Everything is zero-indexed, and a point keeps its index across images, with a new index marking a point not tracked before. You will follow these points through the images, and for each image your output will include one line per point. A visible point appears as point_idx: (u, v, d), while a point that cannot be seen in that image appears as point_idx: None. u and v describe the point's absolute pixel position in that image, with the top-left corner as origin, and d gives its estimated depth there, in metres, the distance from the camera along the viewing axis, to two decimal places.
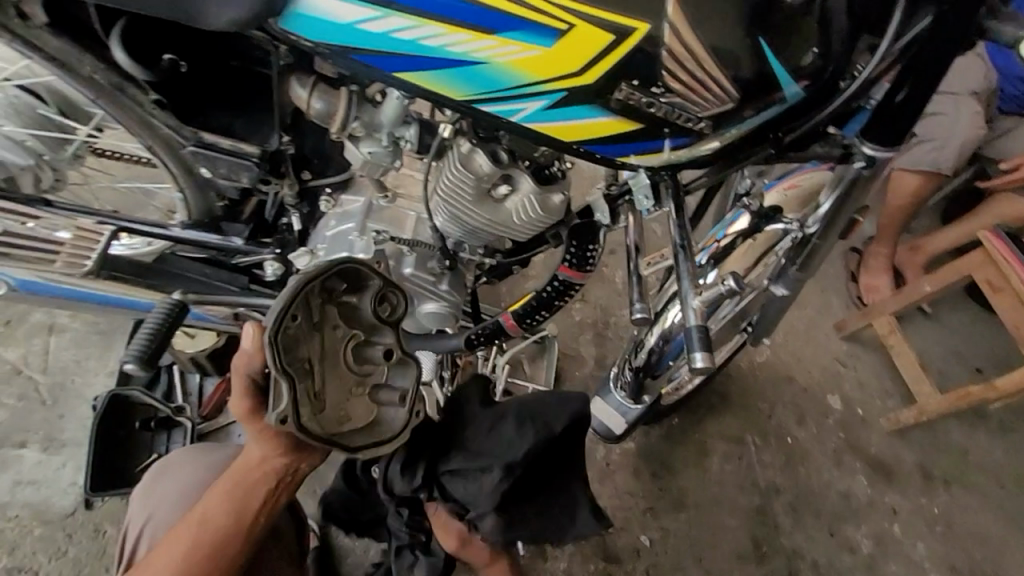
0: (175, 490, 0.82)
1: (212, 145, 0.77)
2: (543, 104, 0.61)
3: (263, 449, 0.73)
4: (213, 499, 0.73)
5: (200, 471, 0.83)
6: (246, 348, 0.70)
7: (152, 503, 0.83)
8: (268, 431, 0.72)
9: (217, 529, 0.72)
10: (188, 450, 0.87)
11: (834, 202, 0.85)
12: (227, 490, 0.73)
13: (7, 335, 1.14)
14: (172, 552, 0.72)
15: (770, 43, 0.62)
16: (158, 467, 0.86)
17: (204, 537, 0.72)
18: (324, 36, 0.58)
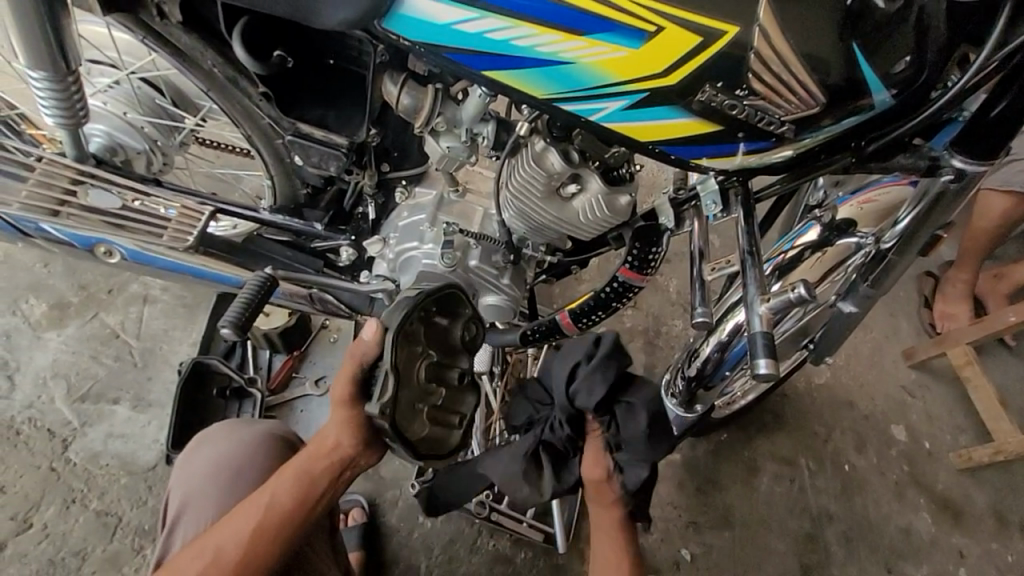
0: (210, 461, 0.88)
1: (307, 135, 0.83)
2: (624, 103, 0.63)
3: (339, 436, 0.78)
4: (284, 483, 0.77)
5: (234, 442, 0.90)
6: (366, 339, 0.74)
7: (190, 472, 0.88)
8: (355, 419, 0.78)
9: (273, 508, 0.76)
10: (223, 424, 0.93)
11: (914, 217, 0.83)
12: (296, 472, 0.78)
13: (107, 301, 1.26)
14: (237, 530, 0.75)
15: (861, 46, 0.61)
16: (196, 439, 0.92)
17: (270, 517, 0.75)
18: (424, 35, 0.62)
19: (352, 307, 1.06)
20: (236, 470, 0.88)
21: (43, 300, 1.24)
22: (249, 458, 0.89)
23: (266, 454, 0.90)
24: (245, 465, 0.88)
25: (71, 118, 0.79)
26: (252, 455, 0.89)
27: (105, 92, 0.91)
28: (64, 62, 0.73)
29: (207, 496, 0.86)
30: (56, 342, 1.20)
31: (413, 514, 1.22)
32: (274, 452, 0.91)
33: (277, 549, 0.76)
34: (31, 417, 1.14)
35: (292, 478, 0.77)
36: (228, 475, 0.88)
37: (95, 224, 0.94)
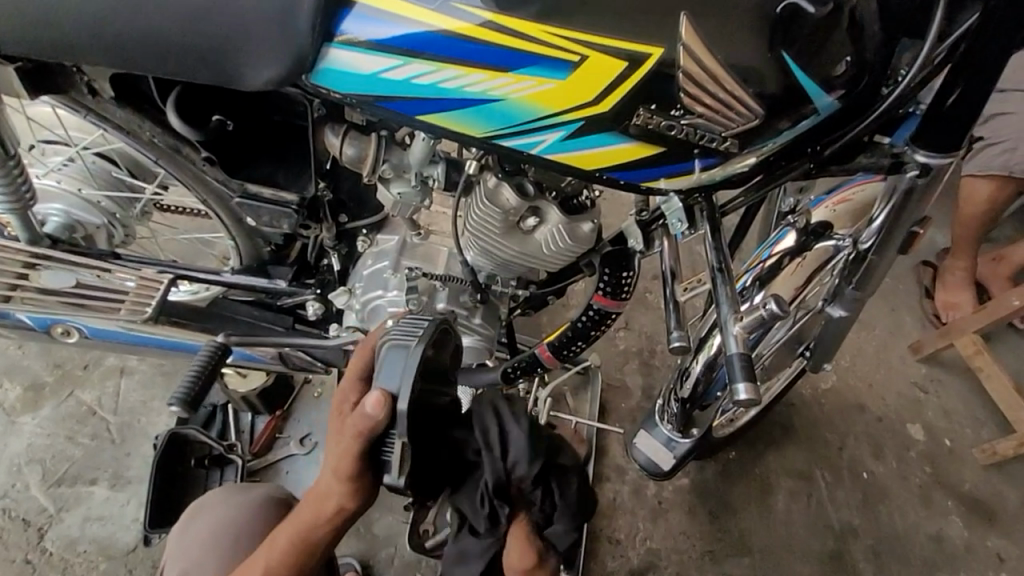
0: (208, 527, 0.84)
1: (256, 195, 0.82)
2: (561, 134, 0.61)
3: (337, 501, 0.67)
4: (277, 553, 0.69)
5: (233, 508, 0.84)
6: (370, 412, 0.63)
7: (188, 541, 0.84)
8: (359, 486, 0.66)
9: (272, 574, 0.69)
10: (216, 491, 0.88)
11: (888, 214, 0.80)
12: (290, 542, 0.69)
13: (83, 378, 1.23)
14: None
15: (793, 55, 0.60)
16: (190, 509, 0.88)
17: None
18: (351, 88, 0.61)
19: (325, 360, 1.03)
20: (237, 535, 0.82)
21: (18, 383, 1.21)
22: (248, 523, 0.84)
23: (267, 520, 0.84)
24: (244, 532, 0.83)
25: (16, 201, 0.79)
26: (253, 520, 0.84)
27: (59, 170, 0.90)
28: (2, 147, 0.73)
29: (205, 563, 0.81)
30: (30, 426, 1.17)
31: (411, 571, 1.16)
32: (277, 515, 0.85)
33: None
34: (6, 507, 1.10)
35: (284, 549, 0.69)
36: (229, 541, 0.82)
37: (52, 305, 0.92)
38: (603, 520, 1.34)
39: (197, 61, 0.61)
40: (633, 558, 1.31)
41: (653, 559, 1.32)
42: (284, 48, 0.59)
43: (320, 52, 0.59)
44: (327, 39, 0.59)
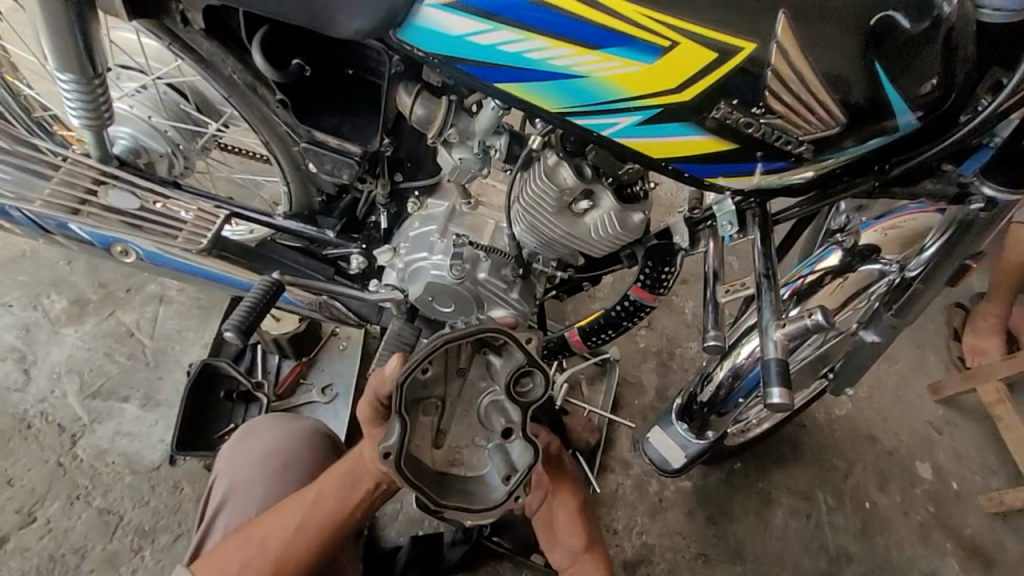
0: (259, 452, 0.87)
1: (321, 143, 0.84)
2: (637, 119, 0.62)
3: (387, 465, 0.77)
4: (329, 481, 0.77)
5: (283, 436, 0.90)
6: (387, 371, 0.75)
7: (240, 464, 0.87)
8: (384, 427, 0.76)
9: (320, 518, 0.76)
10: (270, 417, 0.92)
11: (940, 246, 0.80)
12: (339, 480, 0.77)
13: (124, 300, 1.28)
14: (282, 522, 0.75)
15: (885, 66, 0.60)
16: (241, 431, 0.91)
17: (317, 518, 0.76)
18: (436, 48, 0.62)
19: (360, 314, 1.07)
20: (287, 461, 0.87)
21: (64, 296, 1.26)
22: (296, 453, 0.89)
23: (316, 451, 0.90)
24: (293, 460, 0.88)
25: (95, 120, 0.81)
26: (302, 449, 0.89)
27: (133, 95, 0.94)
28: (91, 66, 0.76)
29: (254, 488, 0.85)
30: (72, 337, 1.22)
31: (414, 529, 1.20)
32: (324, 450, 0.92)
33: (314, 548, 0.75)
34: (42, 411, 1.15)
35: (337, 477, 0.77)
36: (278, 467, 0.87)
37: (111, 224, 0.95)
38: (603, 509, 1.37)
39: (293, 3, 0.62)
40: (627, 549, 1.33)
41: (646, 553, 1.34)
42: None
43: (413, 8, 0.60)
44: None
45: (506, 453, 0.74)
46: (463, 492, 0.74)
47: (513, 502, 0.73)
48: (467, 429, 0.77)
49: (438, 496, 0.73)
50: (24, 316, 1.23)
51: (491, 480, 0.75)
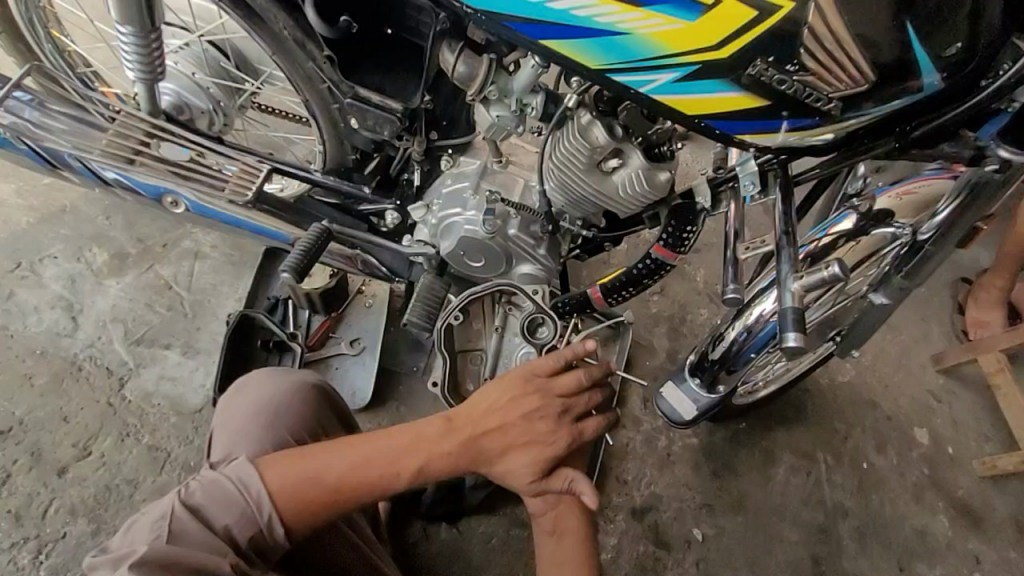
0: (247, 408, 0.86)
1: (364, 99, 0.87)
2: (674, 76, 0.65)
3: (510, 466, 0.80)
4: (452, 445, 0.77)
5: (268, 392, 0.87)
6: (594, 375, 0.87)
7: (232, 421, 0.85)
8: (544, 408, 0.81)
9: (393, 472, 0.73)
10: (253, 374, 0.91)
11: (953, 209, 0.84)
12: (466, 438, 0.78)
13: (162, 255, 1.33)
14: (350, 458, 0.72)
15: (916, 27, 0.62)
16: (229, 393, 0.90)
17: (403, 482, 0.74)
18: (484, 4, 0.66)
19: (391, 269, 1.12)
20: (273, 415, 0.85)
21: (105, 250, 1.32)
22: (281, 405, 0.86)
23: (302, 404, 0.88)
24: (279, 412, 0.85)
25: (149, 73, 0.85)
26: (285, 404, 0.86)
27: (177, 53, 0.98)
28: (150, 19, 0.79)
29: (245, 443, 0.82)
30: (115, 289, 1.28)
31: None
32: (310, 402, 0.89)
33: (369, 493, 0.72)
34: (91, 356, 1.22)
35: (469, 433, 0.78)
36: (264, 420, 0.84)
37: (163, 174, 0.98)
38: (614, 461, 1.44)
39: None
40: (635, 498, 1.41)
41: (654, 502, 1.42)
42: None
43: None
44: None
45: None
46: None
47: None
48: None
49: None
50: (68, 267, 1.29)
51: None
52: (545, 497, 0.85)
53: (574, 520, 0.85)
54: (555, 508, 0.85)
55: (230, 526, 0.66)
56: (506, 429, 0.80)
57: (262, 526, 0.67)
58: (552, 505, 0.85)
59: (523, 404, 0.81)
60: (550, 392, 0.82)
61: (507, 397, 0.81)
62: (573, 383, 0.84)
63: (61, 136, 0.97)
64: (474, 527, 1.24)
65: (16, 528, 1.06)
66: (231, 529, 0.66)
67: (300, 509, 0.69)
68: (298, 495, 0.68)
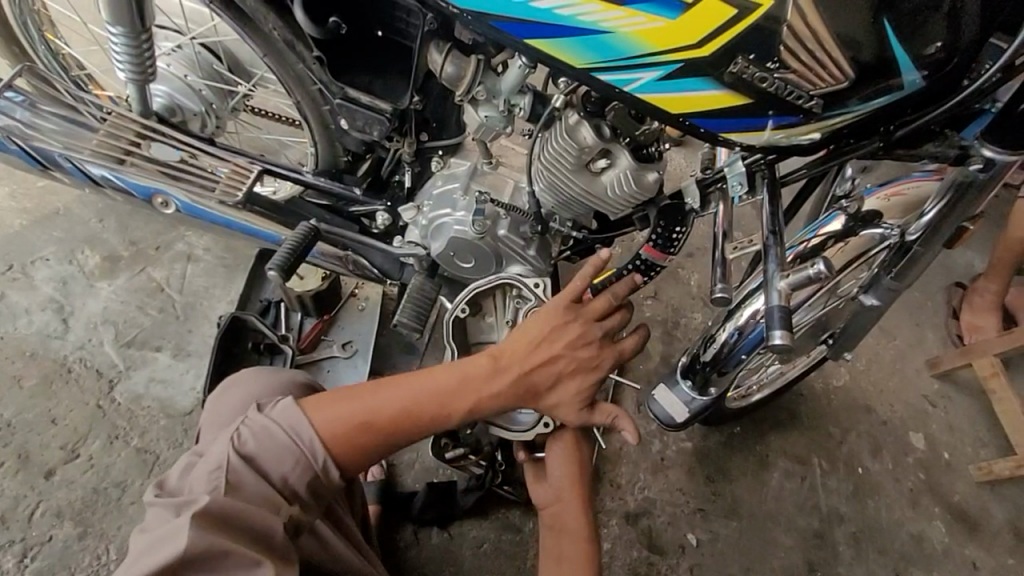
0: (241, 399, 0.87)
1: (354, 99, 0.88)
2: (657, 74, 0.66)
3: (560, 396, 0.90)
4: (501, 380, 0.85)
5: (259, 386, 0.88)
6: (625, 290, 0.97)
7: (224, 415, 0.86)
8: (583, 333, 0.90)
9: (445, 412, 0.82)
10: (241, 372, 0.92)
11: (939, 211, 0.85)
12: (512, 376, 0.86)
13: (154, 257, 1.33)
14: (401, 399, 0.80)
15: (894, 25, 0.63)
16: (220, 389, 0.91)
17: (455, 416, 0.83)
18: (469, 4, 0.67)
19: (382, 269, 1.11)
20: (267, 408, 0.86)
21: (97, 252, 1.32)
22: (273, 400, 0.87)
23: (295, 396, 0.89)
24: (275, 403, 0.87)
25: (140, 74, 0.86)
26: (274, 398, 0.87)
27: (169, 55, 0.99)
28: (141, 20, 0.80)
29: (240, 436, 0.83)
30: (107, 291, 1.28)
31: (428, 477, 1.27)
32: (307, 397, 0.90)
33: (425, 429, 0.81)
34: (81, 358, 1.21)
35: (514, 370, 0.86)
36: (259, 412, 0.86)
37: (155, 175, 0.99)
38: (607, 465, 1.43)
39: None
40: (629, 502, 1.41)
41: (648, 506, 1.41)
42: None
43: None
44: None
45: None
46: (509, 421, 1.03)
47: (542, 427, 1.02)
48: None
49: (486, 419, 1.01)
50: (60, 269, 1.29)
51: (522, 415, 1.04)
52: (549, 493, 1.02)
53: (573, 521, 0.98)
54: (554, 506, 1.00)
55: (287, 475, 0.71)
56: (547, 365, 0.88)
57: (318, 470, 0.73)
58: (557, 501, 1.01)
59: (565, 333, 0.89)
60: (583, 325, 0.90)
61: (546, 329, 0.88)
62: (605, 310, 0.92)
63: (50, 136, 0.98)
64: (466, 531, 1.23)
65: (3, 530, 1.05)
66: (287, 478, 0.70)
67: (360, 450, 0.76)
68: (356, 435, 0.75)
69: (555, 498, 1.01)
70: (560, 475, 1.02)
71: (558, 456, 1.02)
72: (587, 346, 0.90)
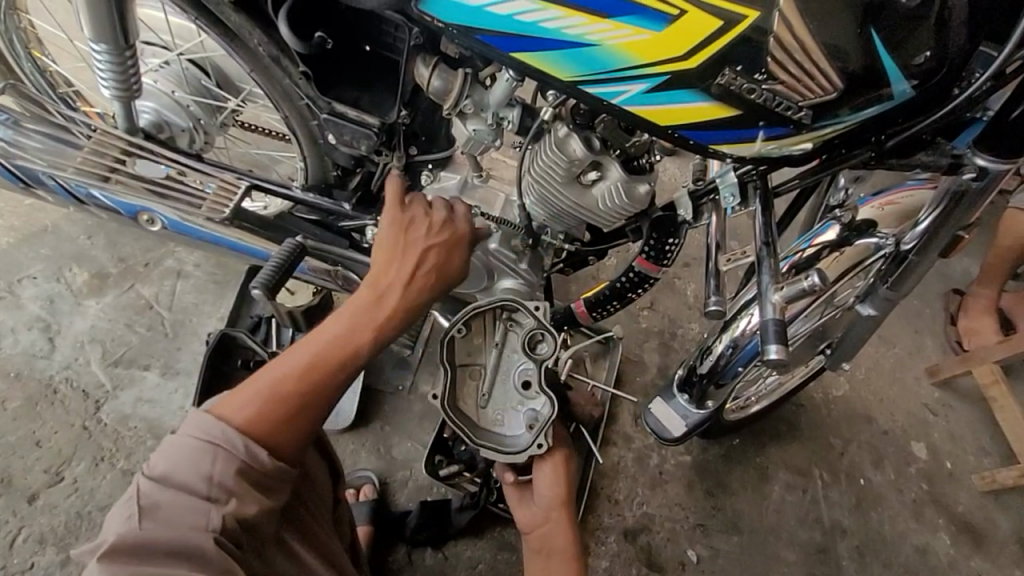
0: None
1: (341, 114, 0.87)
2: (644, 87, 0.65)
3: (433, 277, 0.86)
4: (366, 302, 0.81)
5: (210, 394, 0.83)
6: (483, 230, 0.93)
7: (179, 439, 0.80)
8: (433, 233, 0.87)
9: (339, 341, 0.78)
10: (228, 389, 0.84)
11: (933, 220, 0.84)
12: (375, 296, 0.82)
13: (143, 274, 1.32)
14: (295, 358, 0.76)
15: (883, 36, 0.62)
16: None
17: (356, 352, 0.78)
18: (455, 17, 0.66)
19: None
20: None
21: (85, 269, 1.30)
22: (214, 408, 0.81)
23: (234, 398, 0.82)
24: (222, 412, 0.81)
25: (125, 91, 0.85)
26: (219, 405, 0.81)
27: (156, 71, 0.98)
28: (124, 37, 0.80)
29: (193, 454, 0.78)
30: (95, 309, 1.27)
31: (422, 496, 1.24)
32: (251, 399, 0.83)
33: (332, 373, 0.76)
34: (67, 377, 1.19)
35: (377, 287, 0.82)
36: None
37: (139, 192, 0.99)
38: (604, 480, 1.41)
39: None
40: (627, 518, 1.38)
41: (647, 522, 1.38)
42: None
43: None
44: None
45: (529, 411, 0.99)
46: (499, 439, 0.97)
47: (535, 448, 0.96)
48: (506, 388, 1.00)
49: (474, 434, 0.96)
50: (47, 288, 1.27)
51: (516, 433, 0.98)
52: (537, 513, 0.98)
53: (562, 542, 0.93)
54: (543, 527, 0.96)
55: (214, 473, 0.65)
56: (405, 268, 0.84)
57: (244, 458, 0.67)
58: (546, 520, 0.96)
59: (415, 237, 0.86)
60: (437, 216, 0.88)
61: (396, 240, 0.85)
62: (464, 213, 0.91)
63: (33, 154, 0.98)
64: (460, 551, 1.20)
65: None
66: (211, 477, 0.65)
67: (279, 420, 0.71)
68: (269, 411, 0.71)
69: (542, 518, 0.97)
70: (548, 496, 0.97)
71: (547, 476, 0.97)
72: (439, 235, 0.87)
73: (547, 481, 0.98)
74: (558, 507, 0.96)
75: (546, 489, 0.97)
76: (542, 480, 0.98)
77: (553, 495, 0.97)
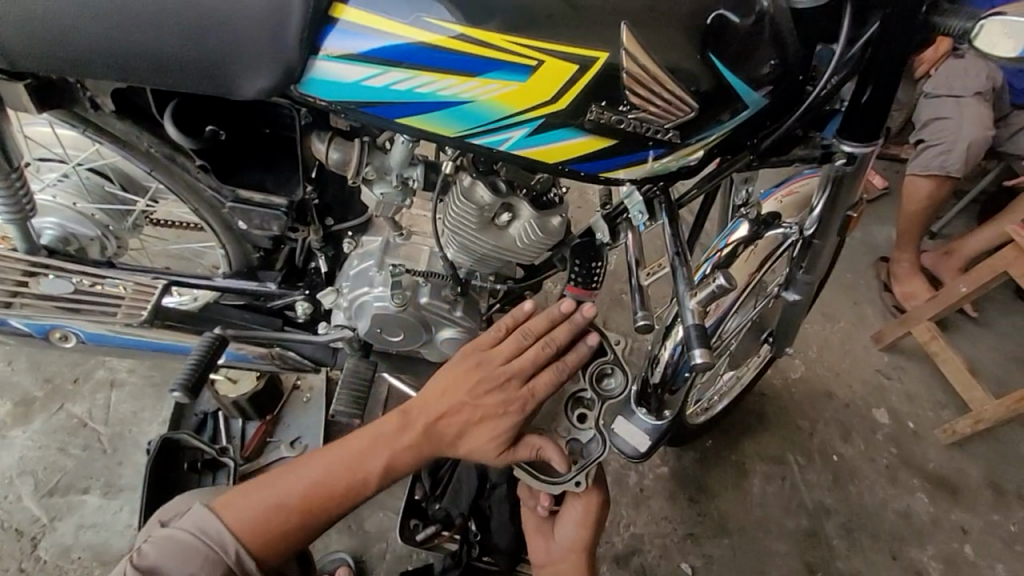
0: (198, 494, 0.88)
1: (247, 200, 0.89)
2: (525, 131, 0.69)
3: (471, 443, 0.91)
4: (397, 446, 0.87)
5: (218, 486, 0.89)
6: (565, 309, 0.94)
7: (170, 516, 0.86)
8: (477, 367, 0.91)
9: (357, 484, 0.86)
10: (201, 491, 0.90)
11: (826, 202, 0.89)
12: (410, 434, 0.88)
13: (73, 391, 1.25)
14: (308, 472, 0.85)
15: (728, 55, 0.69)
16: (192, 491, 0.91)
17: (369, 485, 0.86)
18: (334, 96, 0.69)
19: (314, 358, 1.08)
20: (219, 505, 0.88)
21: (7, 398, 1.23)
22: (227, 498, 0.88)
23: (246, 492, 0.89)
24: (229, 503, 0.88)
25: (18, 213, 0.85)
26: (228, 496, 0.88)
27: (54, 184, 0.95)
28: (7, 161, 0.80)
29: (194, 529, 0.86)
30: (22, 439, 1.19)
31: (403, 565, 1.19)
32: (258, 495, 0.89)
33: (337, 500, 0.85)
34: None
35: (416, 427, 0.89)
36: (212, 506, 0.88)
37: (49, 311, 0.97)
38: None
39: (200, 76, 0.69)
40: (617, 543, 1.36)
41: (637, 544, 1.37)
42: (275, 61, 0.67)
43: (308, 65, 0.67)
44: (314, 53, 0.67)
45: (579, 445, 1.03)
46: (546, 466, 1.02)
47: (574, 485, 1.00)
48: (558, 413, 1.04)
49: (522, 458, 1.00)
50: None
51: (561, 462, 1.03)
52: (554, 551, 1.05)
53: None
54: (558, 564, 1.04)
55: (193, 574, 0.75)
56: (451, 424, 0.90)
57: (229, 562, 0.78)
58: (561, 559, 1.04)
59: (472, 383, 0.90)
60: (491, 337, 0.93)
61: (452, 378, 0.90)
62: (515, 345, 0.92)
63: None
64: None
65: None
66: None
67: (272, 534, 0.81)
68: (264, 522, 0.81)
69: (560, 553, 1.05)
70: (567, 537, 1.05)
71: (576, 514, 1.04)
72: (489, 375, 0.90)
73: (573, 518, 1.05)
74: (579, 548, 1.03)
75: (569, 530, 1.05)
76: (569, 514, 1.05)
77: (579, 536, 1.04)
